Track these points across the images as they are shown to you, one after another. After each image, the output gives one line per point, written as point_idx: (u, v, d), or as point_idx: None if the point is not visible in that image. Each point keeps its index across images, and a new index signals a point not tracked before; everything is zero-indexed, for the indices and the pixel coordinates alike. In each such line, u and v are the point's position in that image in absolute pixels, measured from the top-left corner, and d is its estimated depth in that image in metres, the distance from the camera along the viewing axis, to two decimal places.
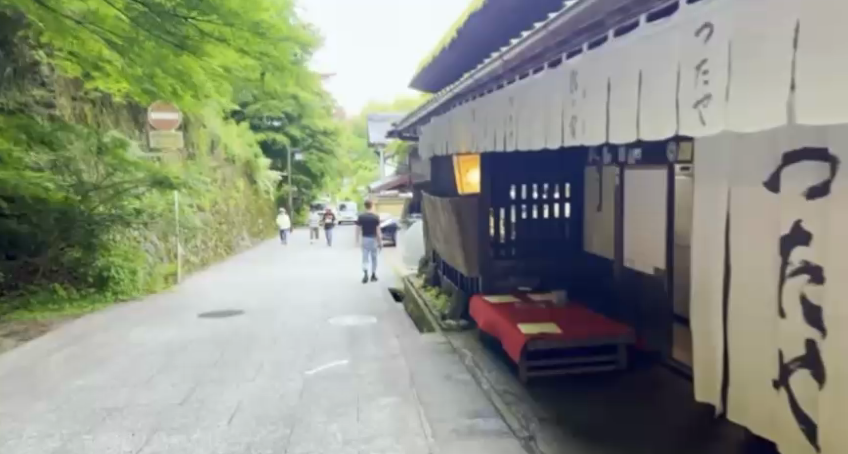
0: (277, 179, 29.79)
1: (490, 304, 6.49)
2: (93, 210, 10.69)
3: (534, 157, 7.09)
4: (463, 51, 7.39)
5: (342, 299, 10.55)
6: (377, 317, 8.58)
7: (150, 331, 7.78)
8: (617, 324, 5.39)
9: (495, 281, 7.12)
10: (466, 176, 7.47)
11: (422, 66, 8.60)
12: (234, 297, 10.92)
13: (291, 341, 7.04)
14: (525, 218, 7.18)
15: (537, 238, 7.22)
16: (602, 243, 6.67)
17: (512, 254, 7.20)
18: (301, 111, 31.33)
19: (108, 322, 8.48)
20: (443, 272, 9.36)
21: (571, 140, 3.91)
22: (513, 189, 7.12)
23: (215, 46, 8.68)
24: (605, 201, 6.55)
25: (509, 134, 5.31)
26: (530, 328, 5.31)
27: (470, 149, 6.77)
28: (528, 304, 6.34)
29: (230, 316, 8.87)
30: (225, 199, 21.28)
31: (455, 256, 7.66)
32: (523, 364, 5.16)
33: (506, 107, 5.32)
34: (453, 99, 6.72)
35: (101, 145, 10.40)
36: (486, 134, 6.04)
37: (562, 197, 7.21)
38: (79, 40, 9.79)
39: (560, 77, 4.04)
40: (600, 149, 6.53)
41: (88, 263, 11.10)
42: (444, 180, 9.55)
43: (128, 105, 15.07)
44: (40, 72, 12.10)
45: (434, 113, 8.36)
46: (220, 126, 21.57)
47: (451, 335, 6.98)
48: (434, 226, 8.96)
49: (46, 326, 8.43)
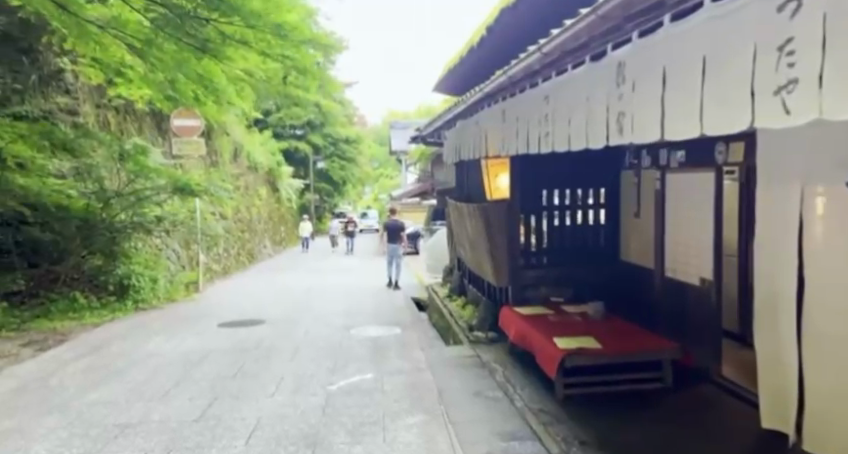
0: (299, 186, 29.68)
1: (521, 315, 6.17)
2: (114, 217, 10.49)
3: (567, 160, 6.79)
4: (492, 51, 7.11)
5: (365, 307, 10.28)
6: (401, 328, 8.27)
7: (169, 340, 7.55)
8: (660, 339, 5.04)
9: (526, 291, 6.78)
10: (495, 181, 7.16)
11: (448, 68, 8.31)
12: (256, 305, 10.70)
13: (313, 352, 6.75)
14: (558, 224, 6.86)
15: (571, 245, 6.89)
16: (641, 252, 6.32)
17: (544, 262, 6.85)
18: (323, 119, 31.24)
19: (127, 331, 8.27)
20: (469, 281, 9.01)
21: (618, 139, 3.61)
22: (544, 193, 6.81)
23: (236, 49, 8.47)
24: (644, 207, 6.23)
25: (544, 135, 5.00)
26: (567, 343, 4.97)
27: (500, 152, 6.45)
28: (562, 316, 6.02)
29: (250, 325, 8.62)
30: (247, 206, 21.15)
31: (483, 264, 7.35)
32: (559, 379, 4.83)
33: (541, 105, 5.01)
34: (483, 101, 6.41)
35: (123, 152, 10.42)
36: (519, 135, 5.72)
37: (597, 202, 6.90)
38: (102, 45, 9.66)
39: (603, 70, 3.74)
40: (638, 152, 6.21)
41: (109, 271, 10.87)
42: (469, 186, 9.25)
43: (151, 113, 14.98)
44: (64, 79, 12.03)
45: (460, 116, 8.08)
46: (243, 133, 21.48)
47: (479, 348, 6.65)
48: (460, 234, 8.65)
49: (65, 335, 8.24)
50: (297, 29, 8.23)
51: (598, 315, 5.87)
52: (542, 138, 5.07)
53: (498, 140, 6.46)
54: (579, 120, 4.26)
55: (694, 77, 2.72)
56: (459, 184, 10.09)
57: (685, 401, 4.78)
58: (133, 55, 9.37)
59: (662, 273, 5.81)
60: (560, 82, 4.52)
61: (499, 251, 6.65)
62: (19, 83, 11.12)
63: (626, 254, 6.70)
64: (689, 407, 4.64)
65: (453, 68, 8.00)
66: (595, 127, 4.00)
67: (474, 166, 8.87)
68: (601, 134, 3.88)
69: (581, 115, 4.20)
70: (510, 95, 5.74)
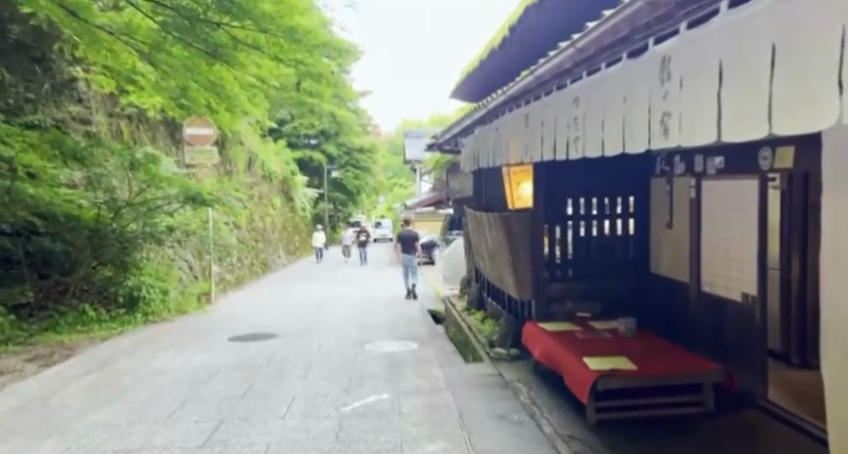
0: (313, 195, 29.49)
1: (546, 331, 5.83)
2: (124, 227, 10.21)
3: (594, 166, 6.47)
4: (513, 53, 6.80)
5: (380, 320, 9.96)
6: (418, 342, 7.92)
7: (177, 356, 7.26)
8: (700, 360, 4.68)
9: (551, 306, 6.43)
10: (519, 190, 6.79)
11: (466, 73, 8.00)
12: (269, 318, 10.41)
13: (326, 370, 6.43)
14: (584, 234, 6.51)
15: (599, 257, 6.53)
16: (675, 264, 5.97)
17: (570, 275, 6.50)
18: (338, 129, 31.06)
19: (135, 346, 8.00)
20: (488, 293, 8.66)
21: (662, 142, 3.29)
22: (570, 202, 6.49)
23: (249, 55, 8.20)
24: (678, 216, 5.88)
25: (574, 139, 4.67)
26: (599, 364, 4.63)
27: (522, 159, 6.11)
28: (591, 333, 5.68)
29: (262, 340, 8.32)
30: (261, 216, 20.93)
31: (505, 277, 7.02)
32: (591, 404, 4.47)
33: (570, 108, 4.69)
34: (505, 104, 6.11)
35: (134, 161, 10.17)
36: (544, 141, 5.39)
37: (626, 211, 6.54)
38: (114, 53, 9.45)
39: (644, 65, 3.44)
40: (671, 158, 5.87)
41: (119, 282, 10.66)
42: (488, 194, 8.92)
43: (165, 122, 14.80)
44: (77, 88, 11.85)
45: (478, 122, 7.77)
46: (258, 143, 21.31)
47: (502, 366, 6.31)
48: (479, 245, 8.32)
49: (72, 349, 7.98)
50: (311, 33, 7.95)
51: (630, 332, 5.52)
52: (571, 143, 4.74)
53: (521, 146, 6.14)
54: (614, 122, 3.93)
55: (759, 67, 2.49)
56: (477, 192, 9.77)
57: (729, 427, 4.41)
58: (145, 62, 9.16)
59: (700, 287, 5.45)
60: (592, 81, 4.21)
61: (521, 261, 6.32)
62: (32, 92, 10.95)
63: (657, 266, 6.33)
64: (734, 435, 4.27)
65: (471, 73, 7.69)
66: (632, 128, 3.68)
67: (494, 174, 8.55)
68: (640, 136, 3.56)
69: (617, 117, 3.88)
70: (536, 98, 5.42)
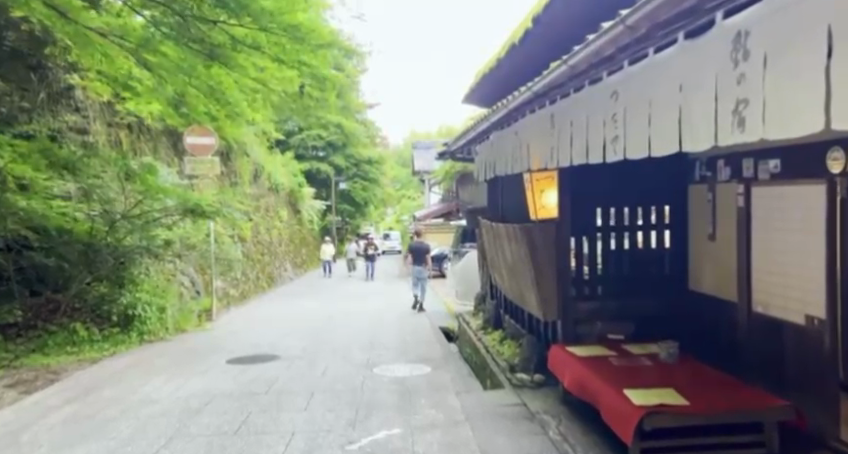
0: (320, 207, 28.98)
1: (575, 357, 5.25)
2: (120, 240, 9.64)
3: (624, 172, 5.91)
4: (534, 50, 6.21)
5: (389, 339, 9.35)
6: (430, 366, 7.28)
7: (169, 382, 6.66)
8: (761, 396, 4.07)
9: (578, 328, 5.83)
10: (543, 198, 6.16)
11: (481, 75, 7.40)
12: (271, 337, 9.81)
13: (330, 399, 5.82)
14: (614, 247, 5.96)
15: (630, 272, 5.95)
16: (718, 280, 5.35)
17: (599, 293, 5.91)
18: (345, 140, 30.64)
19: (125, 370, 7.40)
20: (506, 312, 8.05)
21: (736, 136, 2.72)
22: (598, 212, 5.93)
23: (248, 57, 7.67)
24: (722, 227, 5.26)
25: (612, 139, 4.10)
26: (644, 399, 4.05)
27: (547, 164, 5.55)
28: (627, 358, 5.09)
29: (262, 362, 7.72)
30: (267, 228, 20.42)
31: (526, 295, 6.44)
32: (636, 445, 3.89)
33: (608, 104, 4.12)
34: (527, 104, 5.54)
35: (130, 172, 9.72)
36: (573, 144, 4.83)
37: (661, 222, 5.93)
38: (110, 57, 8.72)
39: (707, 46, 2.89)
40: (716, 162, 5.27)
41: (113, 300, 9.95)
42: (505, 204, 8.35)
43: (168, 132, 14.31)
44: (74, 96, 11.37)
45: (495, 126, 7.21)
46: (264, 154, 20.85)
47: (525, 394, 5.69)
48: (495, 258, 7.72)
49: (58, 373, 7.39)
50: (315, 31, 7.38)
51: (672, 357, 4.92)
52: (609, 143, 4.16)
53: (545, 149, 5.57)
54: (665, 116, 3.36)
55: None
56: (492, 202, 9.18)
57: None
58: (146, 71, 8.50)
59: (752, 308, 4.82)
60: (635, 72, 3.64)
61: (545, 276, 5.75)
62: (28, 101, 10.43)
63: (698, 284, 5.68)
64: None
65: (487, 74, 7.09)
66: (689, 125, 3.12)
67: (512, 183, 7.95)
68: (700, 132, 2.99)
69: (668, 111, 3.32)
70: (563, 95, 4.86)
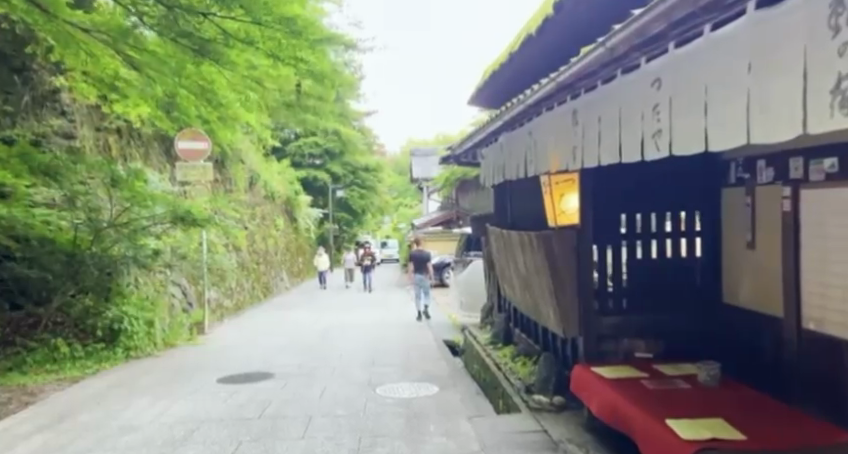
0: (317, 215, 28.47)
1: (603, 380, 4.73)
2: (106, 250, 9.12)
3: (650, 175, 5.42)
4: (549, 42, 5.68)
5: (391, 353, 8.83)
6: (438, 386, 6.76)
7: (155, 404, 6.13)
8: (825, 429, 3.56)
9: (603, 345, 5.31)
10: (563, 203, 5.64)
11: (489, 72, 6.87)
12: (266, 352, 9.28)
13: (329, 425, 5.30)
14: (640, 258, 5.47)
15: (658, 285, 5.47)
16: (758, 294, 4.84)
17: (624, 308, 5.41)
18: (343, 147, 30.13)
19: (107, 390, 6.87)
20: (518, 326, 7.54)
21: (834, 121, 2.23)
22: (623, 218, 5.44)
23: (242, 54, 7.18)
24: (761, 234, 4.76)
25: (652, 134, 3.60)
26: (692, 433, 3.54)
27: (569, 165, 5.04)
28: (661, 381, 4.58)
29: (255, 381, 7.21)
30: (263, 237, 19.86)
31: (543, 309, 5.92)
32: None
33: (646, 93, 3.62)
34: (546, 99, 5.05)
35: (116, 177, 8.89)
36: (603, 142, 4.32)
37: (691, 230, 5.43)
38: (94, 56, 8.11)
39: (789, 16, 2.39)
40: (755, 161, 4.75)
41: (98, 314, 9.31)
42: (515, 211, 7.85)
43: (159, 137, 13.75)
44: (60, 100, 10.68)
45: (505, 126, 6.71)
46: (259, 161, 20.31)
47: (544, 419, 5.19)
48: (506, 268, 7.21)
49: (34, 395, 6.82)
50: (312, 25, 6.89)
51: (714, 381, 4.40)
52: (648, 138, 3.65)
53: (566, 149, 5.08)
54: (724, 104, 2.85)
55: None
56: (500, 208, 8.69)
57: None
58: (136, 75, 8.42)
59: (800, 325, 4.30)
60: (685, 54, 3.14)
61: (567, 289, 5.28)
62: (10, 104, 10.03)
63: (734, 298, 5.17)
64: None
65: (497, 71, 6.58)
66: (762, 112, 2.60)
67: (523, 188, 7.45)
68: (780, 119, 2.47)
69: (729, 98, 2.81)
70: (590, 87, 4.37)
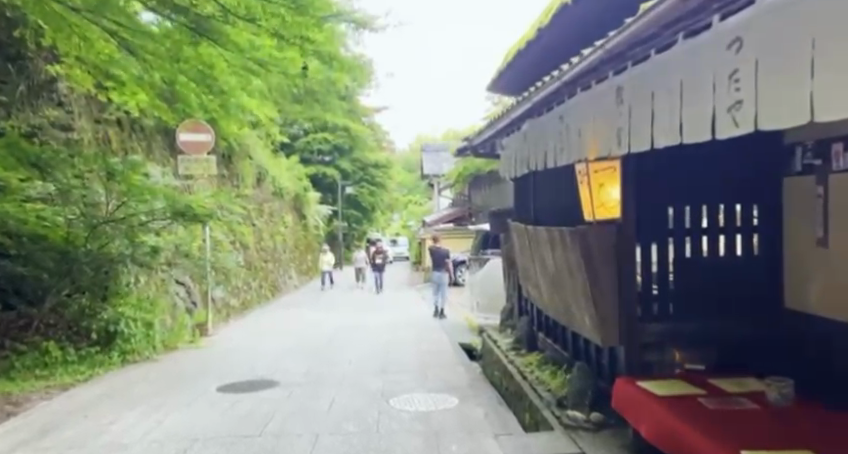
0: (326, 212, 27.94)
1: (652, 395, 4.13)
2: (104, 246, 8.54)
3: (700, 162, 4.80)
4: (585, 13, 5.08)
5: (404, 359, 8.27)
6: (457, 397, 6.15)
7: (147, 417, 5.57)
8: None
9: (647, 355, 4.71)
10: (603, 195, 4.99)
11: (513, 52, 6.21)
12: (271, 357, 8.73)
13: (337, 444, 4.72)
14: (689, 255, 4.86)
15: (709, 287, 4.86)
16: (832, 300, 4.22)
17: (671, 313, 4.82)
18: (353, 143, 29.57)
19: (98, 399, 6.33)
20: (543, 330, 6.95)
21: None
22: (670, 212, 4.83)
23: (243, 32, 6.54)
24: (836, 230, 4.14)
25: (729, 107, 2.98)
26: None
27: (611, 149, 4.42)
28: (722, 400, 3.98)
29: (256, 390, 6.65)
30: (271, 235, 19.30)
31: (576, 313, 5.31)
32: None
33: (720, 59, 3.01)
34: (583, 78, 4.43)
35: (112, 170, 8.47)
36: (658, 120, 3.71)
37: (748, 225, 4.81)
38: (87, 40, 7.53)
39: None
40: (830, 145, 4.10)
41: (93, 315, 8.74)
42: (539, 206, 7.24)
43: (162, 131, 13.17)
44: (57, 90, 10.11)
45: (529, 113, 6.12)
46: (267, 157, 19.75)
47: (583, 439, 4.59)
48: (530, 268, 6.62)
49: (18, 405, 6.29)
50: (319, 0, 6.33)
51: (787, 400, 3.84)
52: (721, 113, 3.05)
53: (609, 132, 4.45)
54: None
55: None
56: (521, 203, 8.10)
57: None
58: (133, 60, 7.81)
59: None
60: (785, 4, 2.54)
61: (604, 289, 4.61)
62: (5, 94, 9.49)
63: (800, 302, 4.55)
64: None
65: (522, 51, 5.98)
66: None
67: (548, 179, 6.86)
68: None
69: None
70: (640, 59, 3.76)
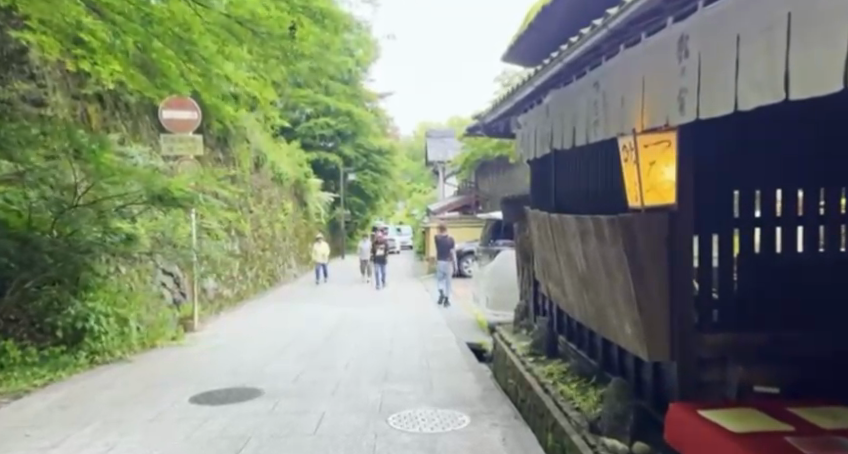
0: (327, 200, 27.02)
1: (719, 428, 3.21)
2: (70, 234, 7.55)
3: (772, 136, 3.98)
4: None
5: (405, 363, 7.41)
6: (469, 417, 5.24)
7: (97, 438, 4.68)
8: None
9: (704, 372, 3.81)
10: (654, 177, 4.04)
11: (535, 9, 5.25)
12: (258, 358, 7.88)
13: None
14: (757, 250, 4.07)
15: (781, 286, 4.10)
16: None
17: (728, 321, 3.98)
18: (355, 129, 28.53)
19: (50, 411, 5.46)
20: (564, 333, 6.08)
21: None
22: (735, 195, 3.99)
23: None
24: None
25: None
26: None
27: (674, 116, 3.41)
28: (818, 441, 3.06)
29: (238, 401, 5.73)
30: (269, 222, 18.38)
31: (613, 320, 4.36)
32: None
33: None
34: (633, 24, 3.42)
35: (80, 148, 7.31)
36: (746, 72, 2.77)
37: (832, 213, 4.15)
38: None
39: None
40: None
41: (60, 311, 7.86)
42: (563, 190, 6.33)
43: (150, 110, 12.26)
44: (29, 61, 9.12)
45: (553, 81, 5.19)
46: (266, 140, 18.80)
47: None
48: (553, 263, 5.70)
49: None
50: None
51: None
52: None
53: (666, 94, 3.49)
54: None
55: None
56: (538, 187, 7.20)
57: None
58: (102, 23, 6.83)
59: None
60: None
61: (650, 291, 3.67)
62: None
63: None
64: None
65: (547, 7, 5.02)
66: None
67: (574, 159, 5.96)
68: None
69: None
70: None
